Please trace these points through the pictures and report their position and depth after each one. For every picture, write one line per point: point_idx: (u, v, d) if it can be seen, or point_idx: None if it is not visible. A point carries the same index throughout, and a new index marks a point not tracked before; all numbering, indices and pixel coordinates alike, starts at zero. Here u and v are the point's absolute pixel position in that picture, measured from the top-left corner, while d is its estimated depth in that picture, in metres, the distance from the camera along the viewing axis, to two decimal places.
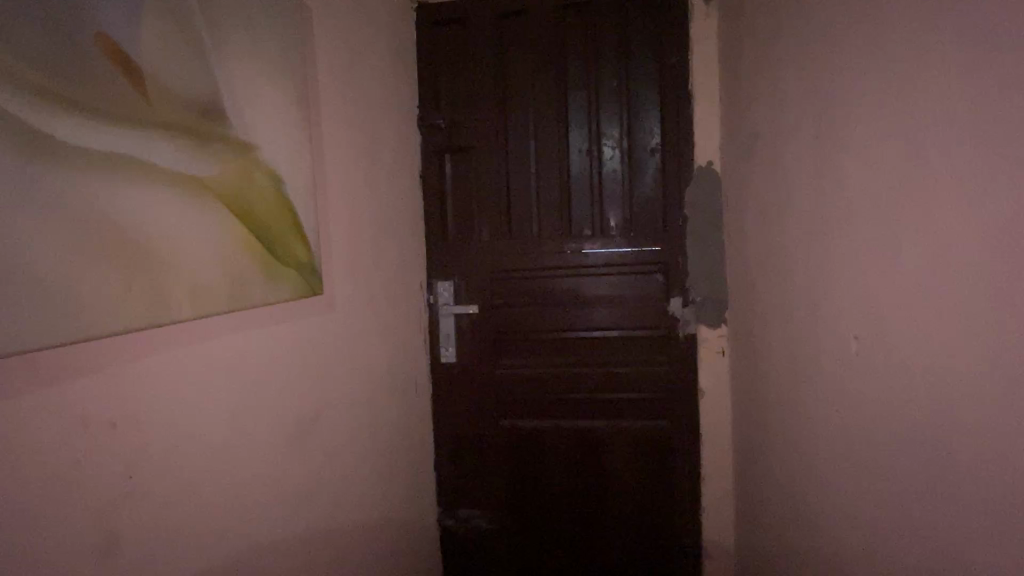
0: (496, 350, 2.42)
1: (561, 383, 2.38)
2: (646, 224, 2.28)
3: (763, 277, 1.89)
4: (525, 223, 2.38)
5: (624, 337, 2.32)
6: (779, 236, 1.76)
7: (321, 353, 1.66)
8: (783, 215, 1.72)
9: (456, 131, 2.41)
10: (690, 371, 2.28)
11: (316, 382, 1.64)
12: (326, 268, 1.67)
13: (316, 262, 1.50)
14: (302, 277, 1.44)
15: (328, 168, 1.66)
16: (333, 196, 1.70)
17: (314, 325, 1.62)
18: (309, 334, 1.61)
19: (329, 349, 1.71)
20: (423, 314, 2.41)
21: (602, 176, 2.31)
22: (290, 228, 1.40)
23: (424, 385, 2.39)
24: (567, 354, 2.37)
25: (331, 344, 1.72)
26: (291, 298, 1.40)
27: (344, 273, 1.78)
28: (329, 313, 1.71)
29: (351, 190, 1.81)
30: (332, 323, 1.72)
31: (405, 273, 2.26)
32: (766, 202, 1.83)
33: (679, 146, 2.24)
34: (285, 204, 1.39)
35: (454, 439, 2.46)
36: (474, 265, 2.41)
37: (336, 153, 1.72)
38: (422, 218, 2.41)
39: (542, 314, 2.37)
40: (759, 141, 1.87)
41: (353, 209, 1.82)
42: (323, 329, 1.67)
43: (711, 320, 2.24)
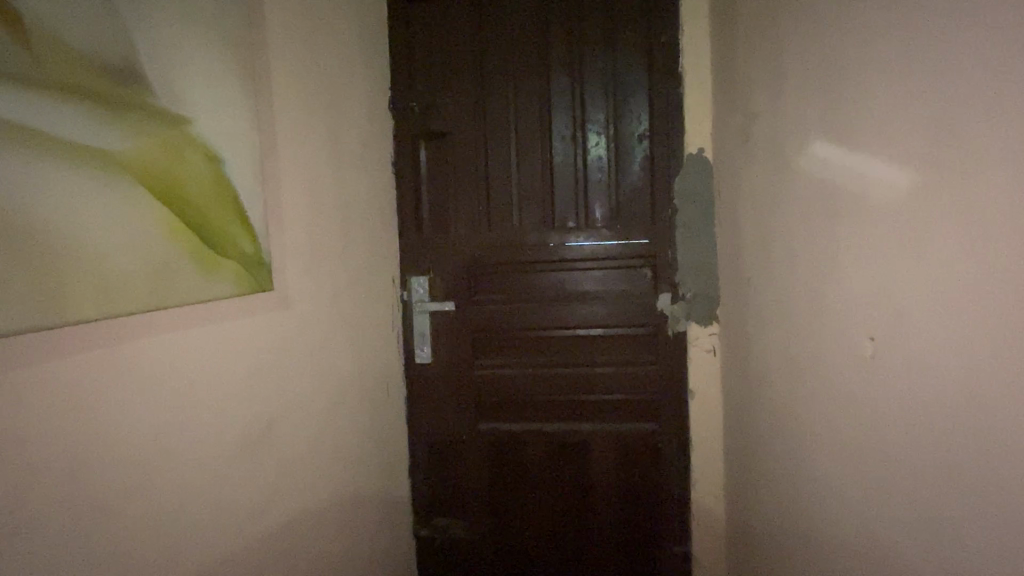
0: (475, 349, 2.27)
1: (543, 385, 2.24)
2: (634, 216, 2.14)
3: (759, 272, 1.77)
4: (505, 215, 2.23)
5: (610, 336, 2.19)
6: (775, 227, 1.63)
7: (273, 355, 1.49)
8: (779, 204, 1.59)
9: (431, 116, 2.24)
10: (678, 371, 2.15)
11: (268, 388, 1.47)
12: (280, 261, 1.51)
13: (264, 255, 1.34)
14: (247, 271, 1.28)
15: (282, 151, 1.50)
16: (288, 181, 1.53)
17: (264, 323, 1.46)
18: (259, 334, 1.44)
19: (284, 351, 1.54)
20: (396, 312, 2.25)
21: (588, 165, 2.17)
22: (232, 216, 1.24)
23: (396, 388, 2.24)
24: (549, 354, 2.23)
25: (286, 345, 1.56)
26: (233, 294, 1.24)
27: (301, 267, 1.61)
28: (282, 310, 1.54)
29: (310, 175, 1.64)
30: (286, 322, 1.56)
31: (375, 268, 2.10)
32: (762, 192, 1.71)
33: (668, 132, 2.10)
34: (227, 189, 1.22)
35: (429, 444, 2.31)
36: (451, 259, 2.25)
37: (292, 135, 1.55)
38: (393, 209, 2.25)
39: (523, 312, 2.23)
40: (755, 125, 1.74)
41: (312, 196, 1.65)
42: (275, 329, 1.51)
43: (702, 317, 2.11)
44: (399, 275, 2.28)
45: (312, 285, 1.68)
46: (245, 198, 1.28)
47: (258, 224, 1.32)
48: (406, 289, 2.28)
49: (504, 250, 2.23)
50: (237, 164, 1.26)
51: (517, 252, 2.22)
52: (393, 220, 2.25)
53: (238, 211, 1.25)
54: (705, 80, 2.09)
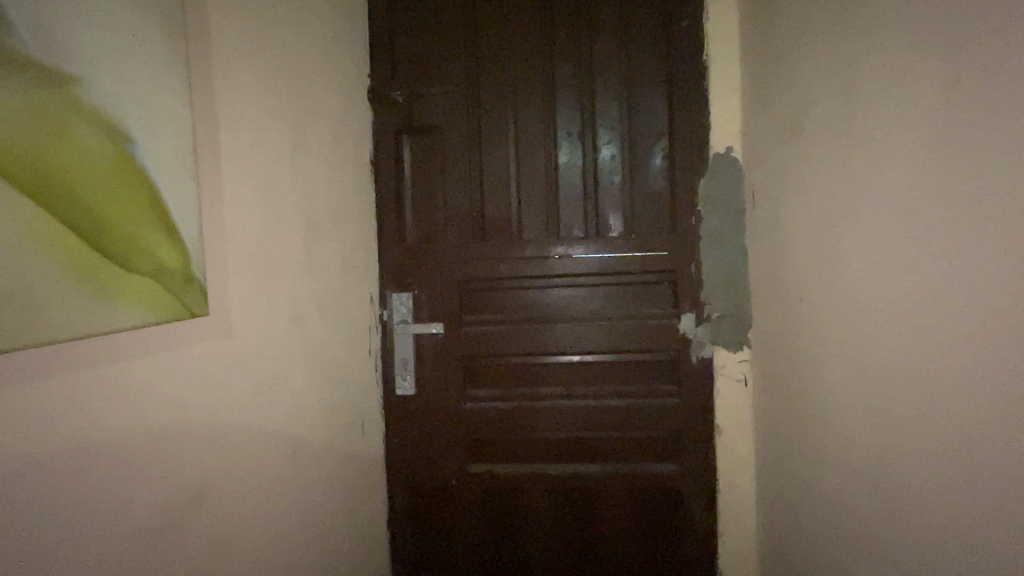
0: (466, 378, 1.95)
1: (546, 420, 1.92)
2: (650, 225, 1.87)
3: (799, 291, 1.50)
4: (502, 222, 1.92)
5: (623, 363, 1.90)
6: (825, 239, 1.37)
7: (201, 400, 1.15)
8: (834, 211, 1.33)
9: (415, 108, 1.94)
10: (702, 403, 1.86)
11: (194, 443, 1.13)
12: (221, 276, 1.17)
13: (195, 270, 1.00)
14: (169, 292, 0.95)
15: (228, 135, 1.17)
16: (237, 175, 1.20)
17: (189, 359, 1.12)
18: (181, 374, 1.10)
19: (219, 393, 1.20)
20: (373, 335, 1.91)
21: (597, 166, 1.88)
22: (146, 217, 0.91)
23: (374, 425, 1.90)
24: (552, 384, 1.93)
25: (224, 385, 1.22)
26: (144, 323, 0.91)
27: (251, 283, 1.28)
28: (222, 341, 1.20)
29: (265, 169, 1.31)
30: (225, 354, 1.22)
31: (348, 284, 1.77)
32: (807, 198, 1.44)
33: (691, 128, 1.84)
34: (136, 181, 0.90)
35: (412, 490, 1.97)
36: (439, 272, 1.94)
37: (241, 117, 1.22)
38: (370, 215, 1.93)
39: (522, 335, 1.92)
40: (796, 119, 1.48)
41: (268, 195, 1.32)
42: (208, 365, 1.17)
43: (731, 341, 1.83)
44: (377, 291, 1.95)
45: (267, 307, 1.35)
46: (166, 196, 0.95)
47: (185, 231, 0.99)
48: (385, 308, 1.95)
49: (501, 263, 1.92)
50: (157, 148, 0.94)
51: (516, 265, 1.91)
52: (370, 227, 1.93)
53: (156, 213, 0.93)
54: (731, 71, 1.83)
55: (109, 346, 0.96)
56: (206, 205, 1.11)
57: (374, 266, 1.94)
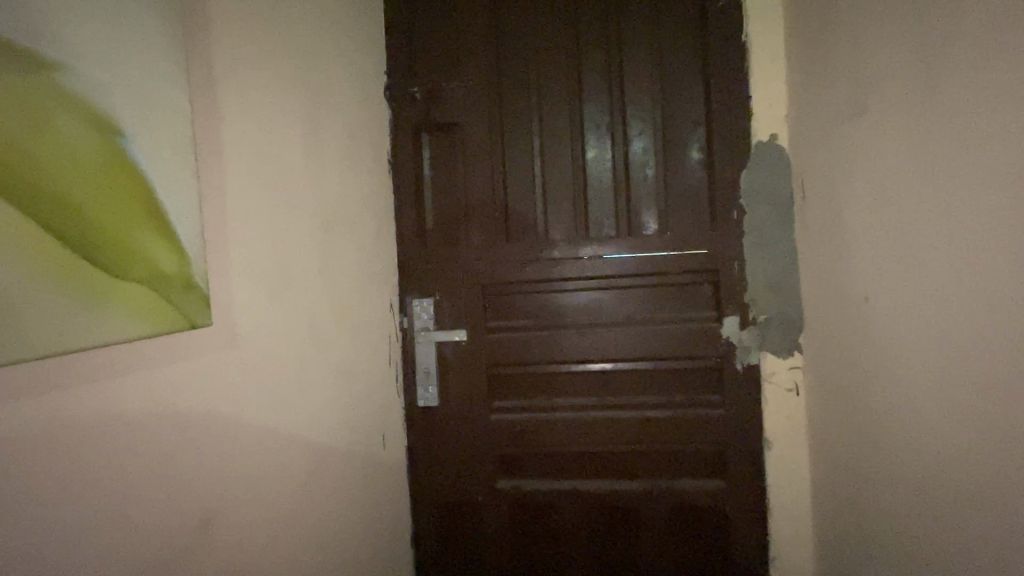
0: (493, 389, 1.84)
1: (577, 433, 1.80)
2: (687, 221, 1.73)
3: (858, 290, 1.35)
4: (527, 222, 1.81)
5: (660, 371, 1.76)
6: (888, 230, 1.22)
7: (209, 416, 1.07)
8: (895, 200, 1.18)
9: (435, 105, 1.84)
10: (749, 414, 1.71)
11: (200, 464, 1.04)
12: (228, 282, 1.08)
13: (198, 276, 0.92)
14: (169, 301, 0.87)
15: (234, 132, 1.09)
16: (245, 175, 1.12)
17: (194, 372, 1.03)
18: (186, 388, 1.02)
19: (228, 407, 1.11)
20: (394, 343, 1.82)
21: (628, 159, 1.76)
22: (140, 218, 0.82)
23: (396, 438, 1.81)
24: (584, 394, 1.80)
25: (233, 401, 1.13)
26: (139, 335, 0.82)
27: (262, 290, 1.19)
28: (231, 352, 1.12)
29: (276, 168, 1.23)
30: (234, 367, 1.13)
31: (367, 290, 1.68)
32: (866, 185, 1.29)
33: (731, 116, 1.70)
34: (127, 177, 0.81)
35: (437, 507, 1.86)
36: (462, 276, 1.84)
37: (249, 111, 1.14)
38: (390, 217, 1.84)
39: (551, 342, 1.80)
40: (851, 98, 1.33)
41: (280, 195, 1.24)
42: (215, 378, 1.08)
43: (780, 346, 1.67)
44: (398, 297, 1.86)
45: (279, 315, 1.26)
46: (163, 194, 0.86)
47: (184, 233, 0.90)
48: (406, 314, 1.86)
49: (527, 265, 1.80)
50: (154, 142, 0.86)
51: (543, 267, 1.80)
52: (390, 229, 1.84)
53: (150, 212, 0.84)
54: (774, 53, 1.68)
55: (106, 359, 0.88)
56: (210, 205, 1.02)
57: (394, 271, 1.84)
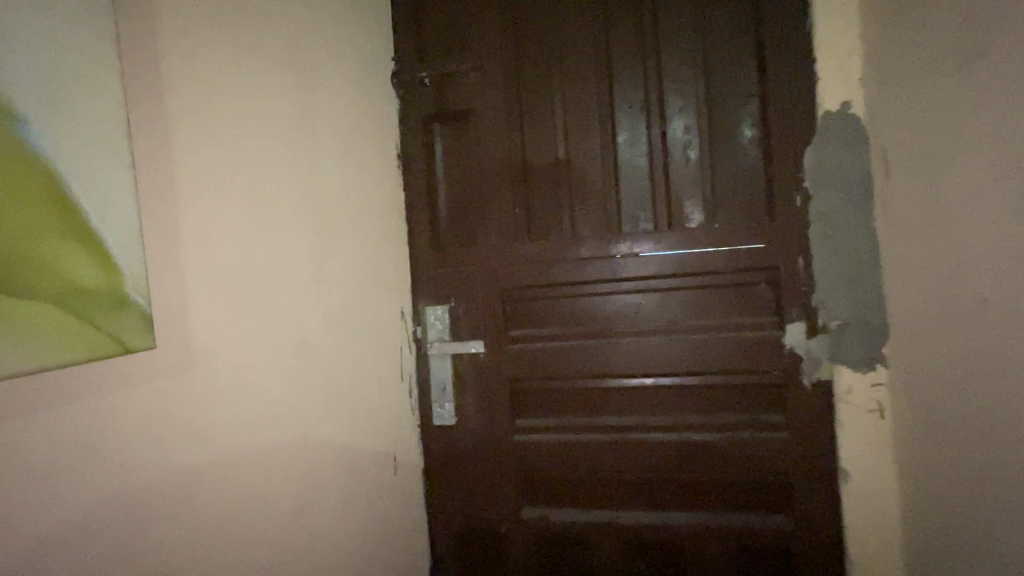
0: (516, 406, 1.64)
1: (613, 458, 1.57)
2: (739, 211, 1.47)
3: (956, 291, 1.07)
4: (552, 218, 1.60)
5: (708, 387, 1.51)
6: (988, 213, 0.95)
7: (173, 451, 0.92)
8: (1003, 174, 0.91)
9: (447, 91, 1.66)
10: (822, 439, 1.43)
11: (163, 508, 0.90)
12: (183, 294, 0.94)
13: (135, 291, 0.76)
14: (94, 321, 0.71)
15: (184, 124, 0.96)
16: (201, 172, 0.99)
17: (151, 401, 0.89)
18: (142, 420, 0.88)
19: (200, 440, 0.96)
20: (407, 356, 1.65)
21: (668, 141, 1.51)
22: (50, 221, 0.67)
23: (412, 461, 1.64)
24: (619, 413, 1.57)
25: (207, 431, 0.98)
26: (49, 365, 0.66)
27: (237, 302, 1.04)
28: (200, 375, 0.97)
29: (250, 163, 1.08)
30: (207, 392, 0.98)
31: (374, 298, 1.52)
32: (965, 156, 1.01)
33: (790, 83, 1.42)
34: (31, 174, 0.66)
35: (458, 537, 1.68)
36: (480, 280, 1.64)
37: (209, 100, 1.00)
38: (401, 218, 1.68)
39: (581, 355, 1.58)
40: (945, 46, 1.05)
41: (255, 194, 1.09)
42: (181, 407, 0.94)
43: (859, 358, 1.39)
44: (411, 305, 1.69)
45: (263, 331, 1.11)
46: (81, 193, 0.71)
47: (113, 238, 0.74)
48: (420, 324, 1.68)
49: (552, 268, 1.59)
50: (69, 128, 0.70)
51: (570, 269, 1.58)
52: (400, 231, 1.67)
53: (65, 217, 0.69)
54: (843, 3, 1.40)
55: (31, 392, 0.74)
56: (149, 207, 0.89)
57: (406, 276, 1.68)
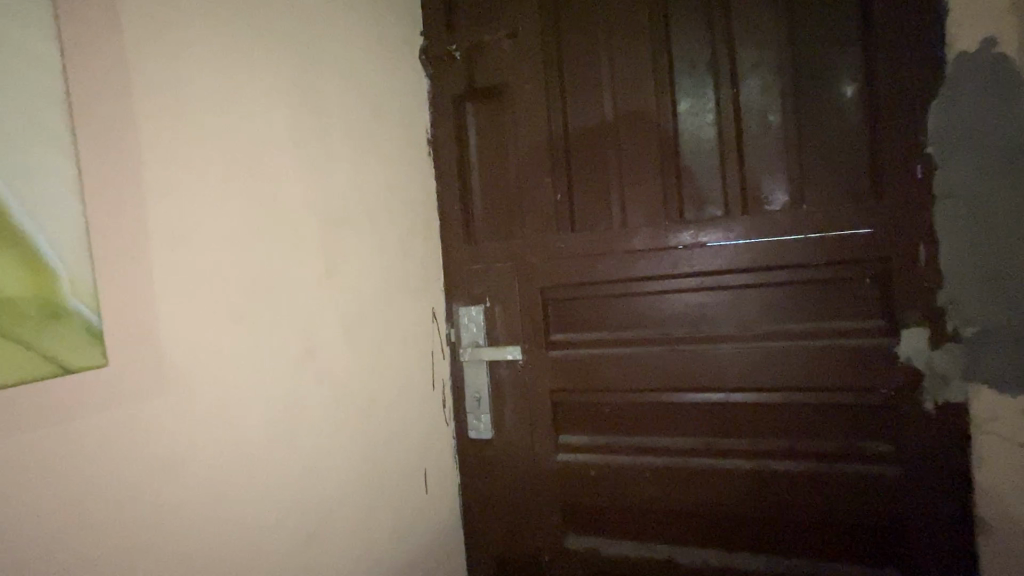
0: (561, 421, 1.45)
1: (673, 485, 1.34)
2: (836, 189, 1.18)
3: None
4: (600, 205, 1.38)
5: (791, 407, 1.24)
6: None
7: (146, 473, 0.83)
8: None
9: (479, 65, 1.48)
10: (946, 477, 1.12)
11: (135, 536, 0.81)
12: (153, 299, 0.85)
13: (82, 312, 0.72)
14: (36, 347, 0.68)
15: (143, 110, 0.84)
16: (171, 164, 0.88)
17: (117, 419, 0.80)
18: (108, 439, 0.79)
19: (178, 460, 0.88)
20: (440, 362, 1.49)
21: (739, 105, 1.24)
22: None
23: (445, 477, 1.48)
24: (680, 434, 1.34)
25: (185, 450, 0.89)
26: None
27: (220, 308, 0.94)
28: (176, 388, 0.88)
29: (234, 154, 0.97)
30: (183, 407, 0.89)
31: (400, 299, 1.37)
32: None
33: (905, 20, 1.11)
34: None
35: (498, 563, 1.51)
36: (518, 276, 1.46)
37: (181, 81, 0.90)
38: (432, 209, 1.52)
39: (633, 365, 1.36)
40: None
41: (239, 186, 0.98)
42: (153, 425, 0.85)
43: (1007, 376, 1.06)
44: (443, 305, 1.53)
45: (252, 341, 1.00)
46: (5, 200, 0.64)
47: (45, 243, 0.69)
48: (454, 326, 1.52)
49: (600, 263, 1.38)
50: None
51: (622, 265, 1.36)
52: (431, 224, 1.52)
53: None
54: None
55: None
56: (109, 202, 0.79)
57: (438, 274, 1.52)
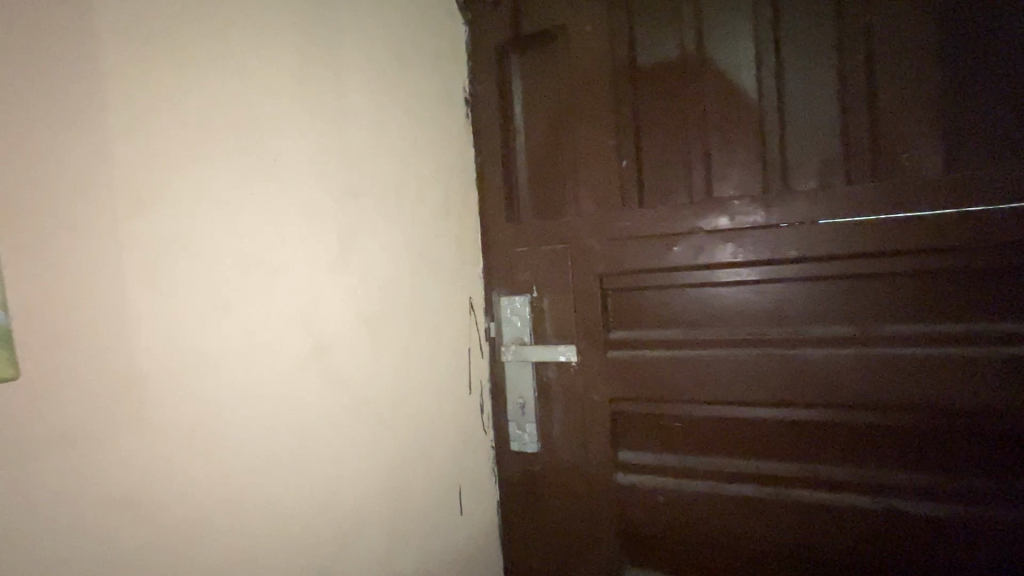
0: (621, 436, 1.20)
1: (763, 522, 1.08)
2: (1004, 149, 0.89)
3: None
4: (676, 175, 1.12)
5: (927, 433, 0.97)
6: None
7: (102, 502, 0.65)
8: None
9: (527, 7, 1.23)
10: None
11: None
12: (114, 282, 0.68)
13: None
14: None
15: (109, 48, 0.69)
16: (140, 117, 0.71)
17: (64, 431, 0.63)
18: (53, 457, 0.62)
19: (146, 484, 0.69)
20: (477, 362, 1.27)
21: (867, 44, 0.96)
22: None
23: (483, 496, 1.27)
24: (773, 459, 1.07)
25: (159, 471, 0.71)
26: None
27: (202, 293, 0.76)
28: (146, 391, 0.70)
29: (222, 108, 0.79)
30: (159, 416, 0.71)
31: (431, 287, 1.15)
32: None
33: None
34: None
35: None
36: (571, 261, 1.21)
37: (149, 10, 0.73)
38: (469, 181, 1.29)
39: (715, 372, 1.10)
40: None
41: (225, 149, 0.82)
42: (116, 439, 0.67)
43: None
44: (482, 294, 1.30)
45: (248, 335, 0.81)
46: None
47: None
48: (494, 320, 1.30)
49: (675, 246, 1.12)
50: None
51: (702, 249, 1.10)
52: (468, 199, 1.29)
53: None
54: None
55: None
56: (48, 158, 0.63)
57: (475, 259, 1.29)
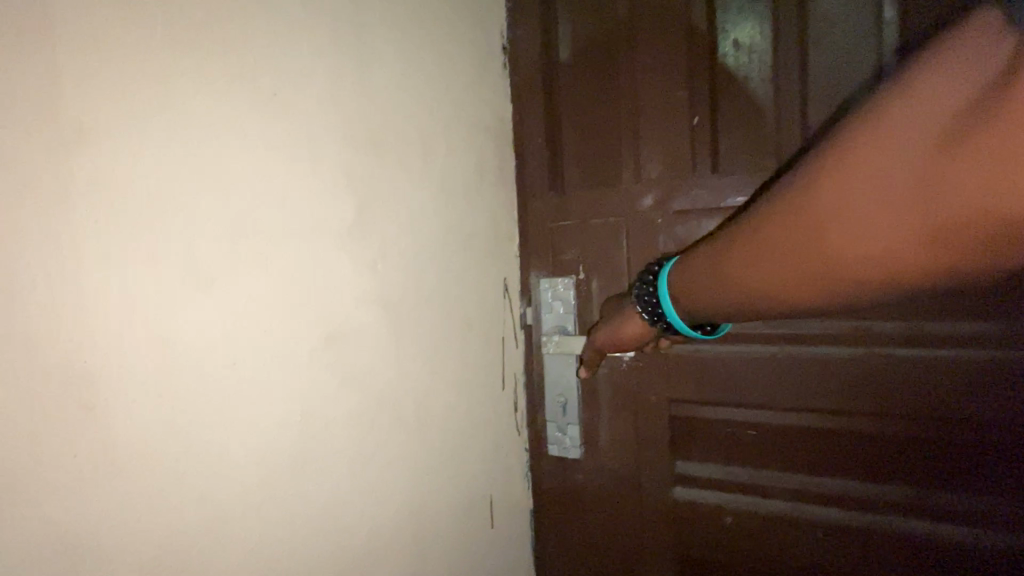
0: (681, 444, 1.01)
1: (857, 555, 0.88)
2: None
3: None
4: (763, 131, 0.91)
5: None
6: None
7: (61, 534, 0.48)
8: None
9: None
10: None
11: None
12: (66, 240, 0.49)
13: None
14: None
15: None
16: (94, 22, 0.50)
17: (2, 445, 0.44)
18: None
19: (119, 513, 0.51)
20: (513, 353, 1.10)
21: None
22: None
23: (518, 506, 1.11)
24: (872, 480, 0.87)
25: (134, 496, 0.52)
26: None
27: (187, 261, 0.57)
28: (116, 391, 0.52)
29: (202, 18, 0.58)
30: (130, 425, 0.53)
31: (463, 264, 0.97)
32: None
33: None
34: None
35: None
36: (625, 237, 1.03)
37: None
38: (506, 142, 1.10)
39: (801, 373, 0.90)
40: None
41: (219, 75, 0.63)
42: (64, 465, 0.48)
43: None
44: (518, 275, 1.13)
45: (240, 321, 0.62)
46: None
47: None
48: (532, 305, 1.12)
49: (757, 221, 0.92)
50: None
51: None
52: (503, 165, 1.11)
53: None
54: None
55: None
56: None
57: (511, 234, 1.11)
